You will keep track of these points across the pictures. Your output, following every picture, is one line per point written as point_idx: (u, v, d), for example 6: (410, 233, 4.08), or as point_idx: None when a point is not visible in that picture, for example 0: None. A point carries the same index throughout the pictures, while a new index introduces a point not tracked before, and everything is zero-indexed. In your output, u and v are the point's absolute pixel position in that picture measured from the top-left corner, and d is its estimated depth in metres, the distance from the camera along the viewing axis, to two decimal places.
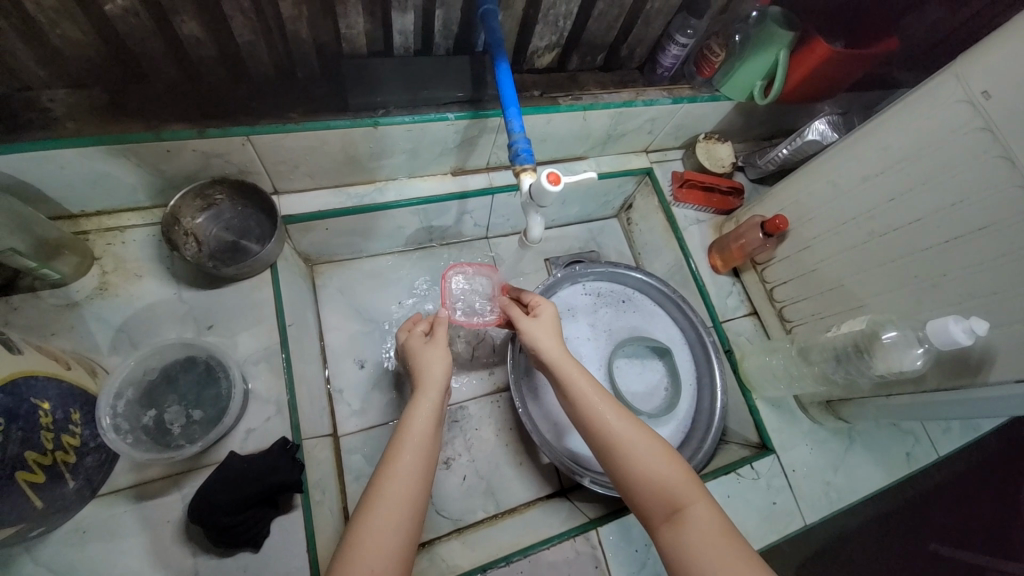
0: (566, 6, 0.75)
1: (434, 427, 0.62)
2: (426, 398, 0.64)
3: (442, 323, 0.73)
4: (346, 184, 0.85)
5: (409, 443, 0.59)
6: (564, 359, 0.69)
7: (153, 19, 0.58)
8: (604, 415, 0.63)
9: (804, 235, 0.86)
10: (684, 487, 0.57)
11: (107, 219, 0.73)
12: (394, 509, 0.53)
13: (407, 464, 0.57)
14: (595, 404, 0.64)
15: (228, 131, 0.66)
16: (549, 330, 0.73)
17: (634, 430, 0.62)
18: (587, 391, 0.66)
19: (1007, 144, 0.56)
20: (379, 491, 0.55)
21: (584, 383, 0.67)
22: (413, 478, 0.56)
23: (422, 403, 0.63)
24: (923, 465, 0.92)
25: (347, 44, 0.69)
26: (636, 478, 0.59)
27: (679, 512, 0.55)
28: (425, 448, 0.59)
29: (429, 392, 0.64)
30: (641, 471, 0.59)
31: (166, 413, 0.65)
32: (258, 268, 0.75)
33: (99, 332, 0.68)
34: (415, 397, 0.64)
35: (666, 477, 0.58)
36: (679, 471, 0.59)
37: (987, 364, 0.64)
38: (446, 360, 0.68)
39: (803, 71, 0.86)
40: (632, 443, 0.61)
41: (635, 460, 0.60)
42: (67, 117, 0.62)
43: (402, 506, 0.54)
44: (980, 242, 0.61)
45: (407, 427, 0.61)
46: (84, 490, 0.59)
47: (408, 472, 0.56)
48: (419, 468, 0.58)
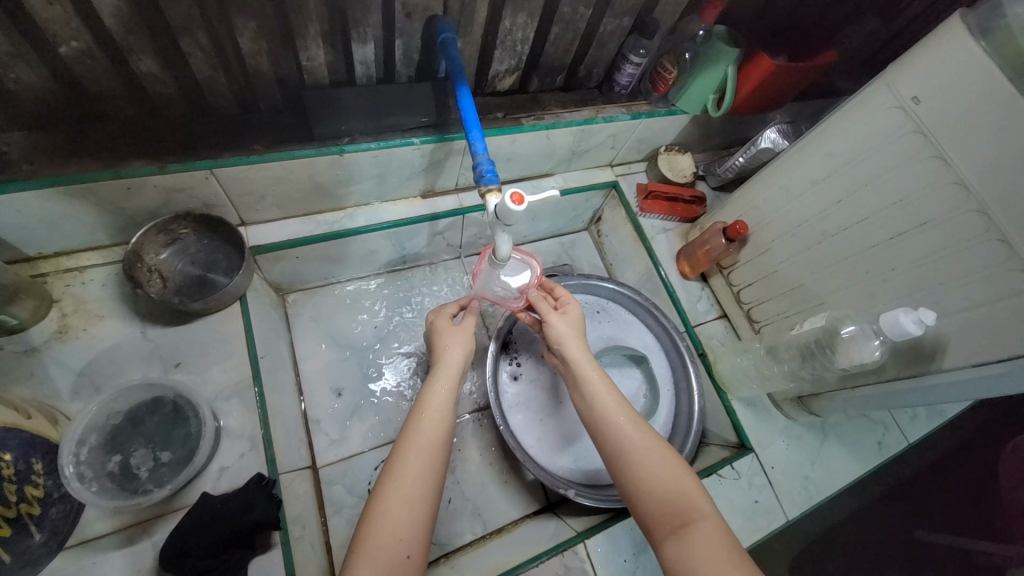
0: (523, 32, 0.77)
1: (450, 415, 0.63)
2: (441, 388, 0.64)
3: (473, 310, 0.75)
4: (314, 212, 0.85)
5: (426, 429, 0.60)
6: (583, 359, 0.70)
7: (109, 59, 0.58)
8: (619, 421, 0.64)
9: (763, 238, 0.89)
10: (692, 501, 0.58)
11: (64, 260, 0.71)
12: (408, 500, 0.54)
13: (422, 453, 0.57)
14: (609, 405, 0.66)
15: (191, 165, 0.65)
16: (571, 330, 0.73)
17: (649, 441, 0.63)
18: (605, 394, 0.67)
19: (938, 145, 0.61)
20: (393, 483, 0.55)
21: (603, 388, 0.67)
22: (427, 470, 0.57)
23: (439, 387, 0.64)
24: (895, 453, 0.96)
25: (309, 75, 0.70)
26: (645, 487, 0.59)
27: (686, 526, 0.56)
28: (436, 440, 0.59)
29: (446, 377, 0.65)
30: (650, 484, 0.59)
31: (133, 457, 0.63)
32: (227, 301, 0.74)
33: (59, 378, 0.66)
34: (433, 381, 0.65)
35: (677, 489, 0.59)
36: (690, 486, 0.59)
37: (939, 352, 0.68)
38: (468, 350, 0.69)
39: (752, 84, 0.91)
40: (649, 451, 0.62)
41: (646, 469, 0.60)
42: (20, 159, 0.60)
43: (415, 496, 0.55)
44: (921, 237, 0.65)
45: (421, 414, 0.61)
46: (49, 544, 0.56)
47: (425, 462, 0.57)
48: (433, 457, 0.58)
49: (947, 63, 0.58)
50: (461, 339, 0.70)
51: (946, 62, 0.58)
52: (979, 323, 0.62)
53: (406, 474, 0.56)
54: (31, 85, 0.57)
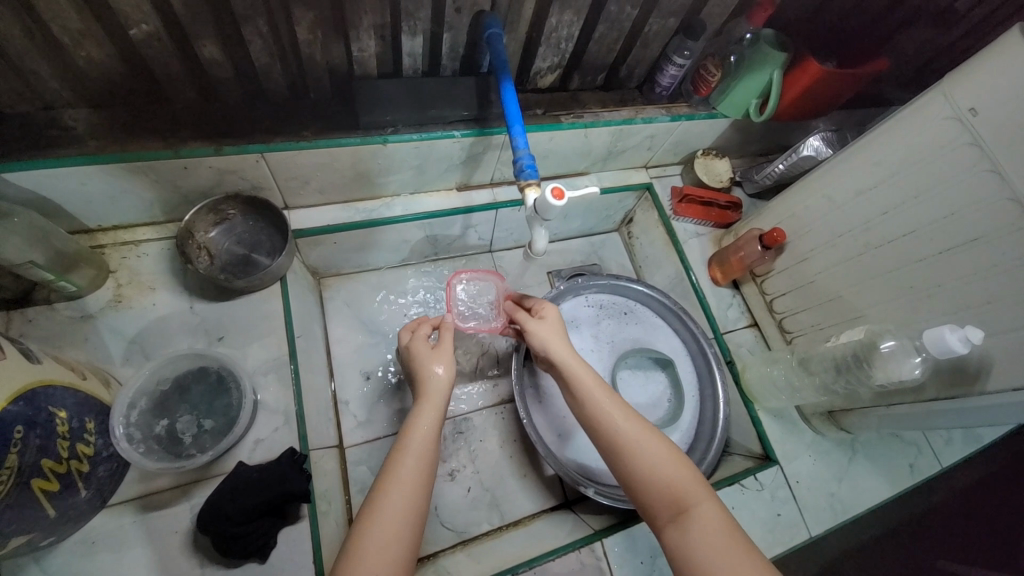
0: (568, 30, 0.78)
1: (435, 444, 0.63)
2: (428, 414, 0.65)
3: (447, 327, 0.75)
4: (354, 199, 0.88)
5: (413, 454, 0.60)
6: (571, 357, 0.70)
7: (174, 42, 0.61)
8: (612, 417, 0.63)
9: (802, 247, 0.87)
10: (689, 488, 0.57)
11: (122, 233, 0.75)
12: (398, 514, 0.55)
13: (410, 475, 0.58)
14: (599, 400, 0.65)
15: (244, 148, 0.68)
16: (553, 332, 0.74)
17: (642, 430, 0.62)
18: (594, 389, 0.66)
19: (995, 158, 0.59)
20: (386, 497, 0.56)
21: (592, 383, 0.67)
22: (410, 495, 0.56)
23: (425, 415, 0.64)
24: (928, 477, 0.93)
25: (359, 66, 0.72)
26: (641, 475, 0.59)
27: (685, 511, 0.55)
28: (417, 468, 0.59)
29: (432, 409, 0.65)
30: (647, 472, 0.59)
31: (178, 423, 0.66)
32: (269, 281, 0.77)
33: (112, 344, 0.70)
34: (419, 409, 0.66)
35: (674, 477, 0.58)
36: (687, 472, 0.58)
37: (984, 373, 0.66)
38: (450, 367, 0.70)
39: (797, 90, 0.90)
40: (638, 441, 0.61)
41: (638, 460, 0.60)
42: (88, 135, 0.64)
43: (401, 514, 0.55)
44: (971, 253, 0.63)
45: (409, 441, 0.62)
46: (95, 500, 0.59)
47: (413, 486, 0.57)
48: (421, 481, 0.58)
49: (1012, 73, 0.56)
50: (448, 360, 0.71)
51: (1011, 72, 0.56)
52: None
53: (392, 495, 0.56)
54: (100, 64, 0.60)
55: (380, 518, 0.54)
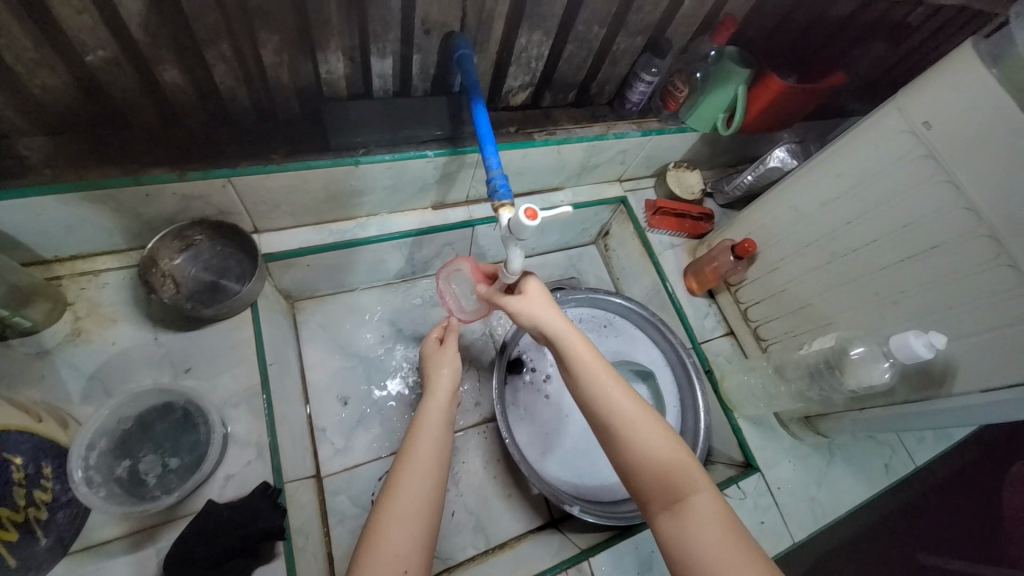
0: (538, 49, 0.79)
1: (445, 430, 0.64)
2: (435, 407, 0.65)
3: (453, 330, 0.77)
4: (327, 221, 0.86)
5: (422, 444, 0.60)
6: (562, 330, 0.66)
7: (134, 68, 0.59)
8: (609, 396, 0.61)
9: (772, 257, 0.89)
10: (688, 477, 0.56)
11: (80, 263, 0.71)
12: (407, 506, 0.54)
13: (421, 466, 0.58)
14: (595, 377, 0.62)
15: (209, 173, 0.66)
16: (541, 296, 0.69)
17: (640, 412, 0.60)
18: (591, 367, 0.63)
19: (949, 170, 0.61)
20: (396, 490, 0.56)
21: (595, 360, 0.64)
22: (422, 486, 0.57)
23: (430, 405, 0.66)
24: (902, 476, 0.95)
25: (328, 87, 0.71)
26: (638, 459, 0.58)
27: (683, 501, 0.55)
28: (435, 458, 0.60)
29: (439, 399, 0.67)
30: (648, 458, 0.58)
31: (141, 463, 0.62)
32: (238, 308, 0.75)
33: (70, 381, 0.66)
34: (425, 400, 0.67)
35: (673, 465, 0.57)
36: (686, 460, 0.58)
37: (949, 376, 0.68)
38: (456, 368, 0.71)
39: (761, 105, 0.93)
40: (635, 423, 0.60)
41: (636, 444, 0.58)
42: (41, 164, 0.61)
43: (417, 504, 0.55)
44: (930, 262, 0.66)
45: (418, 434, 0.62)
46: (56, 548, 0.56)
47: (423, 476, 0.57)
48: (433, 472, 0.58)
49: (960, 90, 0.59)
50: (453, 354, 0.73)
51: (960, 88, 0.59)
52: (989, 349, 0.62)
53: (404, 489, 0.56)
54: (54, 92, 0.58)
55: (392, 512, 0.54)
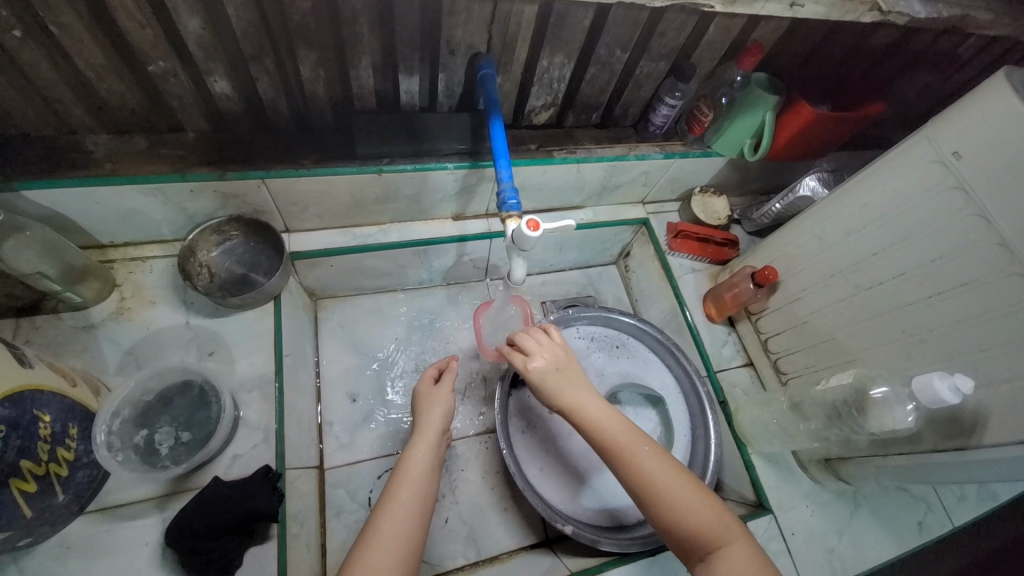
0: (560, 71, 0.82)
1: (430, 479, 0.65)
2: (422, 449, 0.67)
3: (452, 370, 0.77)
4: (352, 225, 0.91)
5: (404, 493, 0.62)
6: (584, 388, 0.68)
7: (189, 78, 0.67)
8: (632, 449, 0.63)
9: (794, 286, 0.86)
10: (717, 527, 0.58)
11: (131, 249, 0.79)
12: (397, 540, 0.57)
13: (401, 514, 0.59)
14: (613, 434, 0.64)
15: (246, 174, 0.73)
16: (556, 369, 0.69)
17: (659, 464, 0.62)
18: (602, 421, 0.65)
19: (980, 203, 0.58)
20: (379, 535, 0.57)
21: (601, 412, 0.66)
22: (403, 533, 0.58)
23: (420, 449, 0.67)
24: (938, 536, 0.86)
25: (359, 101, 0.77)
26: (664, 513, 0.60)
27: (712, 551, 0.57)
28: (415, 507, 0.61)
29: (425, 445, 0.67)
30: (674, 511, 0.59)
31: (157, 433, 0.67)
32: (262, 299, 0.80)
33: (109, 354, 0.73)
34: (413, 445, 0.68)
35: (700, 514, 0.59)
36: (710, 511, 0.59)
37: (980, 426, 0.62)
38: (446, 413, 0.72)
39: (790, 132, 0.91)
40: (651, 480, 0.61)
41: (659, 498, 0.60)
42: (104, 159, 0.69)
43: (392, 551, 0.56)
44: (961, 300, 0.61)
45: (405, 474, 0.64)
46: (71, 505, 0.61)
47: (403, 522, 0.59)
48: (415, 515, 0.60)
49: (993, 119, 0.55)
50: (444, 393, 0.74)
51: (993, 118, 0.55)
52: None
53: (386, 535, 0.57)
54: (121, 96, 0.66)
55: (379, 545, 0.57)
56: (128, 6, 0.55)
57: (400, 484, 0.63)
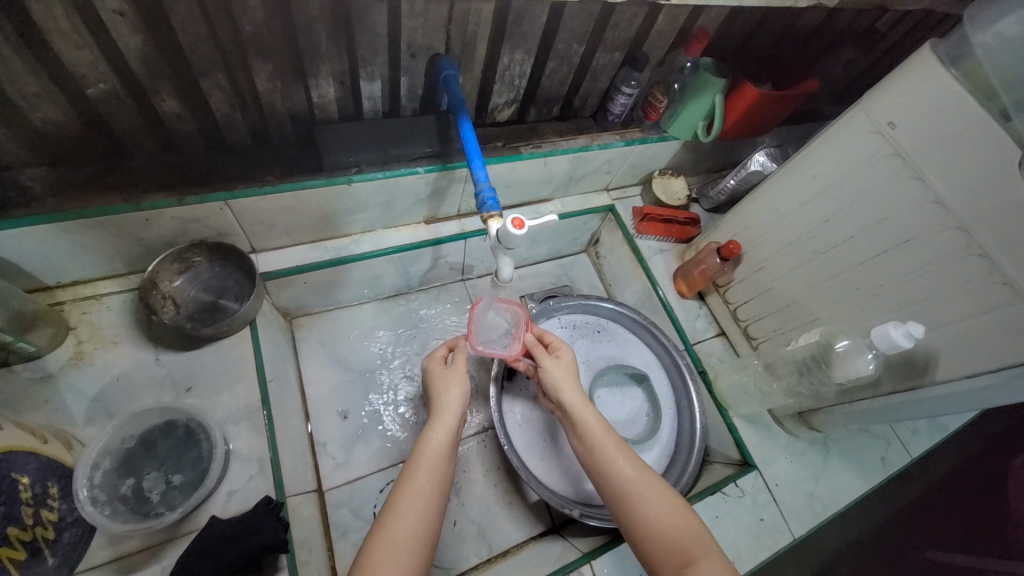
0: (521, 67, 0.82)
1: (448, 459, 0.64)
2: (442, 427, 0.66)
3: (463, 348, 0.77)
4: (322, 238, 0.89)
5: (421, 475, 0.61)
6: (580, 397, 0.72)
7: (133, 100, 0.62)
8: (620, 461, 0.65)
9: (756, 257, 0.92)
10: (697, 541, 0.58)
11: (82, 288, 0.73)
12: (412, 526, 0.56)
13: (415, 501, 0.58)
14: (607, 444, 0.66)
15: (207, 197, 0.69)
16: (564, 375, 0.74)
17: (646, 477, 0.64)
18: (601, 433, 0.67)
19: (915, 166, 0.64)
20: (393, 524, 0.56)
21: (599, 430, 0.68)
22: (419, 519, 0.57)
23: (439, 428, 0.66)
24: (899, 467, 0.97)
25: (321, 111, 0.74)
26: (645, 524, 0.60)
27: (690, 564, 0.56)
28: (432, 489, 0.60)
29: (445, 422, 0.67)
30: (655, 522, 0.60)
31: (145, 481, 0.63)
32: (237, 326, 0.76)
33: (73, 404, 0.67)
34: (431, 424, 0.67)
35: (681, 529, 0.59)
36: (692, 524, 0.59)
37: (931, 365, 0.70)
38: (463, 387, 0.71)
39: (738, 112, 0.96)
40: (638, 491, 0.62)
41: (643, 506, 0.61)
42: (43, 193, 0.63)
43: (409, 538, 0.56)
44: (906, 254, 0.68)
45: (421, 457, 0.63)
46: (61, 569, 0.56)
47: (423, 502, 0.59)
48: (431, 499, 0.60)
49: (920, 90, 0.62)
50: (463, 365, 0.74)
51: (920, 89, 0.62)
52: (965, 336, 0.64)
53: (399, 522, 0.56)
54: (57, 124, 0.61)
55: (392, 530, 0.56)
56: (62, 25, 0.51)
57: (416, 467, 0.62)
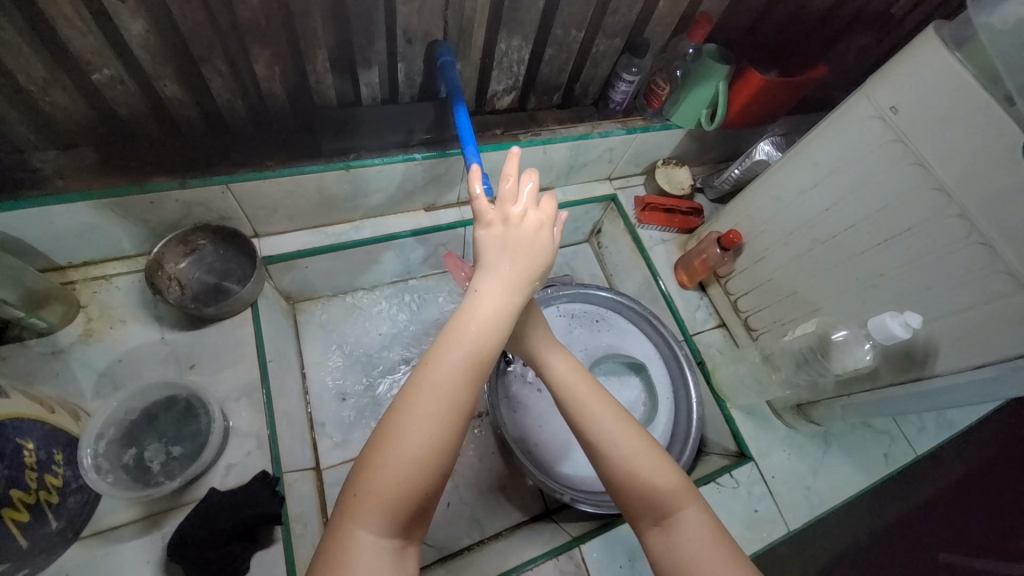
0: (519, 54, 0.82)
1: (501, 327, 0.50)
2: (495, 288, 0.51)
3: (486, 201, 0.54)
4: (323, 224, 0.90)
5: (458, 346, 0.47)
6: (547, 344, 0.66)
7: (137, 85, 0.64)
8: (597, 412, 0.59)
9: (757, 247, 0.90)
10: (678, 492, 0.55)
11: (93, 269, 0.77)
12: (439, 410, 0.44)
13: (449, 375, 0.46)
14: (579, 395, 0.61)
15: (208, 181, 0.71)
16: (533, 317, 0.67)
17: (627, 427, 0.58)
18: (571, 382, 0.62)
19: (917, 152, 0.62)
20: (418, 403, 0.45)
21: (576, 384, 0.62)
22: (457, 400, 0.45)
23: (489, 293, 0.50)
24: (903, 464, 0.95)
25: (320, 98, 0.75)
26: (628, 474, 0.55)
27: (671, 516, 0.53)
28: (474, 367, 0.47)
29: (500, 284, 0.51)
30: (638, 471, 0.55)
31: (147, 451, 0.66)
32: (239, 307, 0.79)
33: (83, 378, 0.70)
34: (479, 283, 0.51)
35: (664, 480, 0.55)
36: (676, 475, 0.56)
37: (931, 357, 0.68)
38: (543, 234, 0.54)
39: (744, 99, 0.95)
40: (619, 442, 0.57)
41: (625, 458, 0.56)
42: (54, 176, 0.66)
43: (436, 426, 0.44)
44: (906, 243, 0.67)
45: (462, 326, 0.48)
46: (66, 533, 0.59)
47: (455, 380, 0.46)
48: (472, 376, 0.47)
49: (923, 74, 0.60)
50: (531, 214, 0.54)
51: (923, 73, 0.60)
52: (967, 327, 0.63)
53: (423, 408, 0.44)
54: (66, 108, 0.63)
55: (418, 410, 0.44)
56: (65, 11, 0.53)
57: (451, 344, 0.47)
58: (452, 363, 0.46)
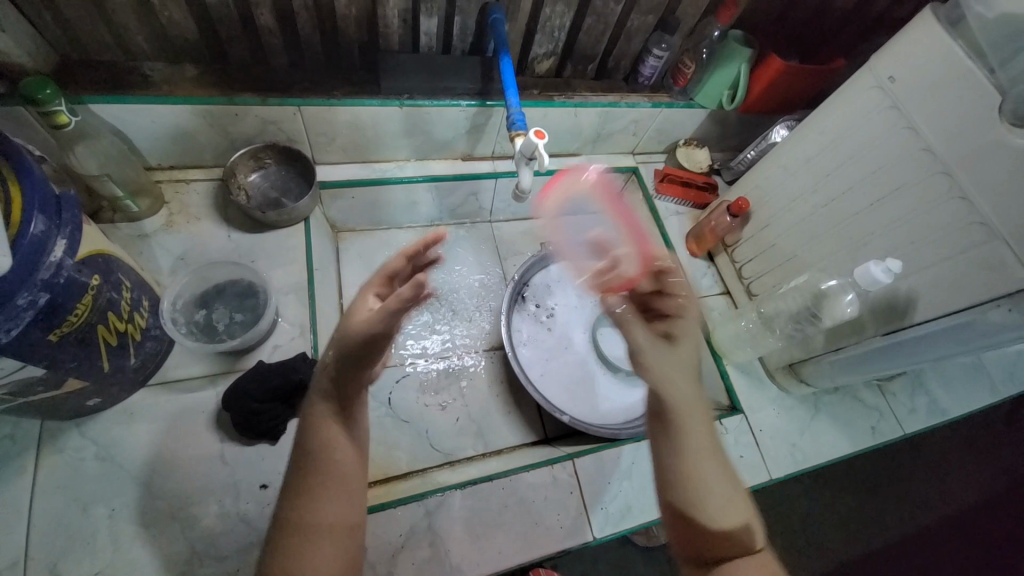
0: (561, 20, 0.92)
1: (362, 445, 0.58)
2: (357, 407, 0.57)
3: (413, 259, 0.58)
4: (372, 160, 1.02)
5: (336, 459, 0.55)
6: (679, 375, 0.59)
7: (238, 10, 0.76)
8: (695, 448, 0.57)
9: (763, 216, 0.98)
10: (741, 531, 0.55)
11: (175, 173, 0.89)
12: (332, 524, 0.53)
13: (331, 489, 0.54)
14: (684, 434, 0.57)
15: (285, 101, 0.82)
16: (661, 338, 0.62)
17: (711, 457, 0.57)
18: (683, 421, 0.58)
19: (910, 117, 0.70)
20: (309, 524, 0.53)
21: (690, 418, 0.58)
22: (343, 516, 0.54)
23: (350, 414, 0.57)
24: (889, 439, 1.00)
25: (384, 40, 0.86)
26: (704, 510, 0.55)
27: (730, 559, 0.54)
28: (352, 477, 0.56)
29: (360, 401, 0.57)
30: (711, 509, 0.55)
31: (214, 314, 0.79)
32: (295, 219, 0.90)
33: (161, 259, 0.82)
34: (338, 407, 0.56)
35: (732, 519, 0.56)
36: (740, 518, 0.56)
37: (911, 308, 0.73)
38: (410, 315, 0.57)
39: (764, 83, 1.03)
40: (701, 475, 0.56)
41: (705, 491, 0.56)
42: (159, 81, 0.78)
43: (332, 541, 0.53)
44: (897, 202, 0.73)
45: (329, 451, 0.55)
46: (138, 374, 0.71)
47: (340, 495, 0.55)
48: (351, 492, 0.56)
49: (921, 45, 0.67)
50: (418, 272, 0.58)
51: (921, 44, 0.67)
52: (944, 277, 0.68)
53: (315, 529, 0.52)
54: (179, 25, 0.75)
55: (315, 524, 0.53)
56: None
57: (329, 462, 0.55)
58: (334, 494, 0.55)
